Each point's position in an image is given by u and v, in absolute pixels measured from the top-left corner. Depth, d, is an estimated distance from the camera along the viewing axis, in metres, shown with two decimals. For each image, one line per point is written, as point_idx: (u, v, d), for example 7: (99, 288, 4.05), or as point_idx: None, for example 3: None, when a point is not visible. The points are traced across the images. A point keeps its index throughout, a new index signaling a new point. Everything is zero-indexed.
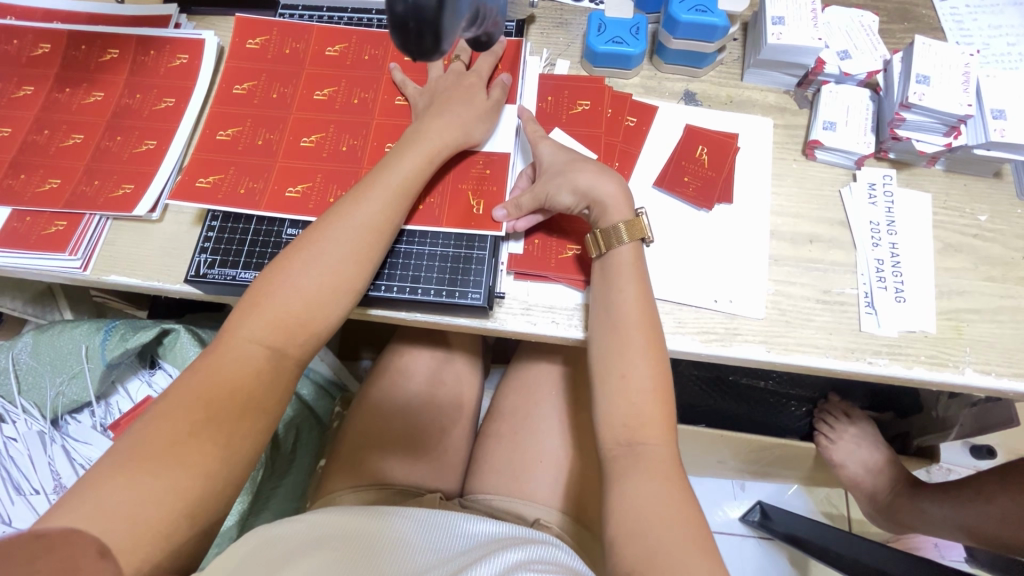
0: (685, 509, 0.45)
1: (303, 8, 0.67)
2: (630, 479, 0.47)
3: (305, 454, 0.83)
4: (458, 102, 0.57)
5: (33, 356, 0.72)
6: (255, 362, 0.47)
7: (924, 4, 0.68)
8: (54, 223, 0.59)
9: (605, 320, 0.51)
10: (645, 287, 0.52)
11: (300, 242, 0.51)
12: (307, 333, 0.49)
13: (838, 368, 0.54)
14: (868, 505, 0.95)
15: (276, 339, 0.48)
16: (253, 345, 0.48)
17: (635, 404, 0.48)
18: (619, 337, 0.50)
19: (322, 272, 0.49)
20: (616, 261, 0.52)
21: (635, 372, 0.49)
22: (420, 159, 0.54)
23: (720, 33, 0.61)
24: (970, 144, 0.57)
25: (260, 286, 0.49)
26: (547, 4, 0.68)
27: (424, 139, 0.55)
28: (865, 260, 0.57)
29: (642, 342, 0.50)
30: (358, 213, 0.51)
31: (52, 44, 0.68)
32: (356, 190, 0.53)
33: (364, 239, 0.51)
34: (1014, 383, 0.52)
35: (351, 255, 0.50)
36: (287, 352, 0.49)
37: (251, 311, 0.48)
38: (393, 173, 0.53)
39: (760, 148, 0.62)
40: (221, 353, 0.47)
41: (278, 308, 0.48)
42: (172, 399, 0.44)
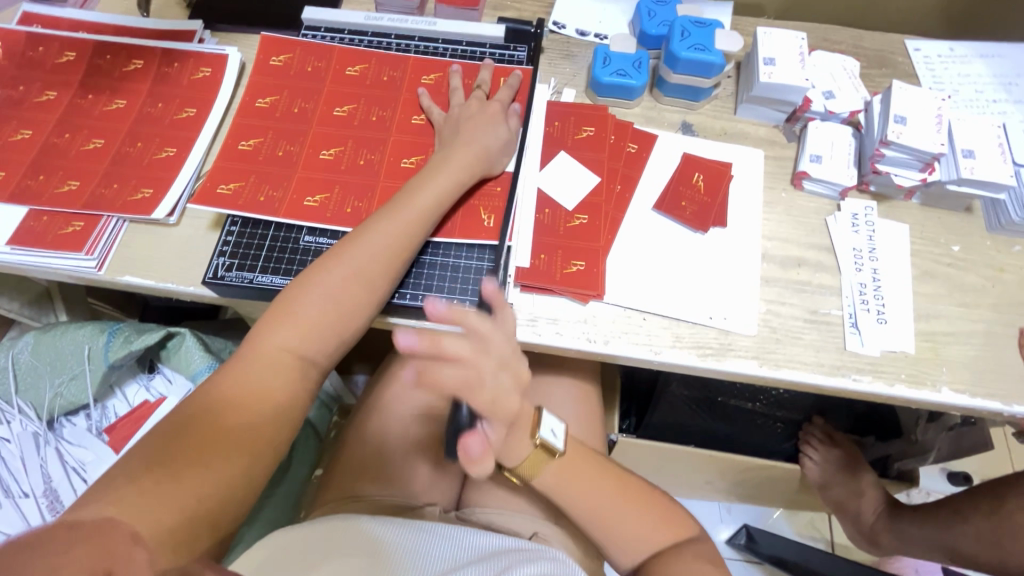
0: (664, 510, 0.59)
1: (325, 30, 0.71)
2: (620, 518, 0.57)
3: (300, 464, 0.83)
4: (474, 126, 0.61)
5: (32, 354, 0.73)
6: (287, 368, 0.50)
7: (899, 53, 0.75)
8: (72, 223, 0.60)
9: (564, 494, 0.58)
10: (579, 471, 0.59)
11: (335, 252, 0.53)
12: (335, 338, 0.52)
13: (825, 385, 0.57)
14: (851, 527, 0.98)
15: (307, 345, 0.51)
16: (285, 354, 0.50)
17: (617, 518, 0.57)
18: (574, 480, 0.58)
19: (354, 283, 0.52)
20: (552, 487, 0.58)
21: (595, 490, 0.58)
22: (443, 181, 0.57)
23: (716, 71, 0.66)
24: (944, 179, 0.62)
25: (292, 292, 0.52)
26: (555, 37, 0.73)
27: (450, 160, 0.58)
28: (849, 283, 0.61)
29: (608, 492, 0.58)
30: (388, 230, 0.54)
31: (77, 53, 0.70)
32: (385, 209, 0.55)
33: (394, 254, 0.54)
34: (987, 401, 0.56)
35: (382, 265, 0.53)
36: (317, 359, 0.51)
37: (284, 318, 0.50)
38: (421, 193, 0.56)
39: (752, 177, 0.66)
40: (253, 361, 0.49)
41: (312, 317, 0.51)
42: (204, 411, 0.46)
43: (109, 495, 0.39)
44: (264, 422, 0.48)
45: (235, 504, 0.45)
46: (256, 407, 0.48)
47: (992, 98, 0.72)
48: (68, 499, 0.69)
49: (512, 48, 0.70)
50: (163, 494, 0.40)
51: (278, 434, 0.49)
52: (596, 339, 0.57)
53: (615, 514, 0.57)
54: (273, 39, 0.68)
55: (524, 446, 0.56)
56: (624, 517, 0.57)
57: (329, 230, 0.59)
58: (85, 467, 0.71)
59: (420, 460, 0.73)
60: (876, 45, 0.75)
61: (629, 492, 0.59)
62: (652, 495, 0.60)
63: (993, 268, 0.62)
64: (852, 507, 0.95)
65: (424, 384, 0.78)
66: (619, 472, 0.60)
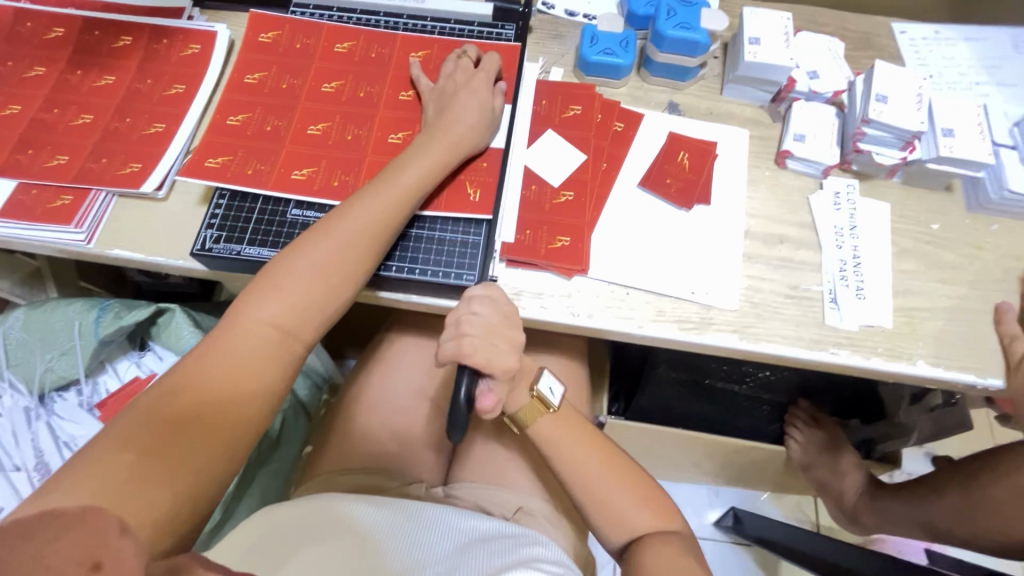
0: (649, 492, 0.58)
1: (314, 7, 0.71)
2: (606, 490, 0.58)
3: (291, 442, 0.84)
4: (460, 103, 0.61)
5: (23, 331, 0.72)
6: (268, 343, 0.50)
7: (885, 35, 0.75)
8: (61, 197, 0.61)
9: (556, 450, 0.59)
10: (574, 428, 0.60)
11: (319, 229, 0.54)
12: (318, 313, 0.52)
13: (804, 358, 0.58)
14: (835, 506, 1.00)
15: (290, 320, 0.51)
16: (268, 330, 0.50)
17: (597, 486, 0.58)
18: (565, 444, 0.59)
19: (337, 258, 0.53)
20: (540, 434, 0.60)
21: (585, 454, 0.59)
22: (428, 158, 0.58)
23: (702, 49, 0.67)
24: (923, 158, 0.63)
25: (276, 268, 0.52)
26: (543, 17, 0.74)
27: (438, 136, 0.59)
28: (830, 260, 0.62)
29: (592, 456, 0.59)
30: (370, 206, 0.54)
31: (65, 28, 0.70)
32: (370, 187, 0.56)
33: (377, 230, 0.54)
34: (962, 374, 0.57)
35: (365, 243, 0.54)
36: (300, 334, 0.51)
37: (266, 293, 0.51)
38: (405, 171, 0.57)
39: (736, 156, 0.67)
40: (232, 336, 0.49)
41: (295, 292, 0.51)
42: (182, 387, 0.46)
43: (96, 474, 0.39)
44: (247, 397, 0.48)
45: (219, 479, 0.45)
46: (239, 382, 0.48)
47: (975, 80, 0.73)
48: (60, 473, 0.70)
49: (500, 27, 0.71)
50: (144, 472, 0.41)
51: (262, 408, 0.49)
52: (580, 312, 0.58)
53: (601, 483, 0.58)
54: (262, 15, 0.68)
55: (522, 394, 0.61)
56: (610, 490, 0.58)
57: (316, 203, 0.60)
58: (76, 441, 0.72)
59: (409, 438, 0.74)
60: (862, 27, 0.75)
61: (616, 464, 0.59)
62: (642, 479, 0.59)
63: (971, 246, 0.63)
64: (834, 487, 0.98)
65: (411, 362, 0.78)
66: (610, 446, 0.61)
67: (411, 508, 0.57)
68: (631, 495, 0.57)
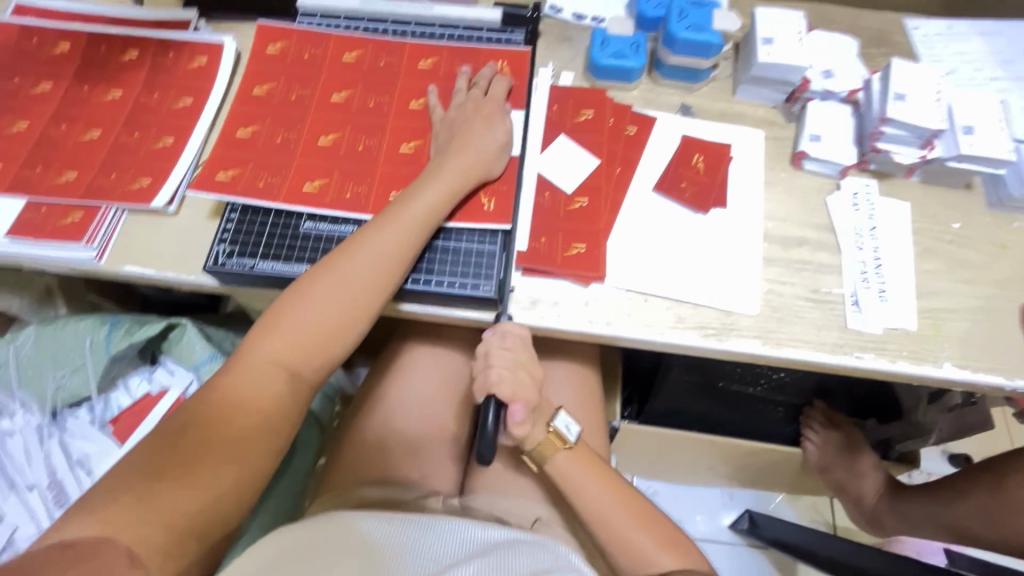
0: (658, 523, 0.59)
1: (320, 16, 0.70)
2: (609, 516, 0.58)
3: (305, 454, 0.83)
4: (475, 114, 0.61)
5: (34, 348, 0.72)
6: (273, 382, 0.49)
7: (898, 32, 0.74)
8: (70, 214, 0.60)
9: (571, 486, 0.59)
10: (596, 465, 0.61)
11: (337, 253, 0.53)
12: (324, 354, 0.52)
13: (827, 362, 0.57)
14: (854, 509, 0.99)
15: (303, 350, 0.51)
16: (280, 361, 0.50)
17: (620, 529, 0.57)
18: (585, 483, 0.59)
19: (344, 296, 0.52)
20: (559, 470, 0.60)
21: (599, 487, 0.59)
22: (438, 187, 0.57)
23: (714, 51, 0.66)
24: (943, 156, 0.62)
25: (293, 295, 0.52)
26: (551, 21, 0.73)
27: (461, 151, 0.58)
28: (850, 262, 0.61)
29: (613, 497, 0.59)
30: (389, 231, 0.54)
31: (71, 44, 0.69)
32: (389, 209, 0.55)
33: (394, 253, 0.54)
34: (988, 376, 0.56)
35: (382, 269, 0.53)
36: (305, 374, 0.51)
37: (273, 332, 0.50)
38: (414, 202, 0.55)
39: (751, 158, 0.66)
40: (245, 369, 0.49)
41: (301, 333, 0.51)
42: (193, 423, 0.46)
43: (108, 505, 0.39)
44: (251, 438, 0.47)
45: (234, 502, 0.45)
46: (253, 413, 0.48)
47: (991, 75, 0.72)
48: (73, 489, 0.69)
49: (508, 32, 0.70)
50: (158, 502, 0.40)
51: (264, 450, 0.48)
52: (597, 320, 0.57)
53: (618, 521, 0.58)
54: (270, 26, 0.68)
55: (539, 431, 0.59)
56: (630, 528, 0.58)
57: (330, 215, 0.59)
58: (90, 460, 0.71)
59: (423, 451, 0.73)
60: (875, 24, 0.75)
61: (626, 497, 0.60)
62: (650, 513, 0.60)
63: (993, 244, 0.62)
64: (853, 489, 0.96)
65: (426, 376, 0.77)
66: (628, 489, 0.61)
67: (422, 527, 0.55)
68: (643, 528, 0.58)
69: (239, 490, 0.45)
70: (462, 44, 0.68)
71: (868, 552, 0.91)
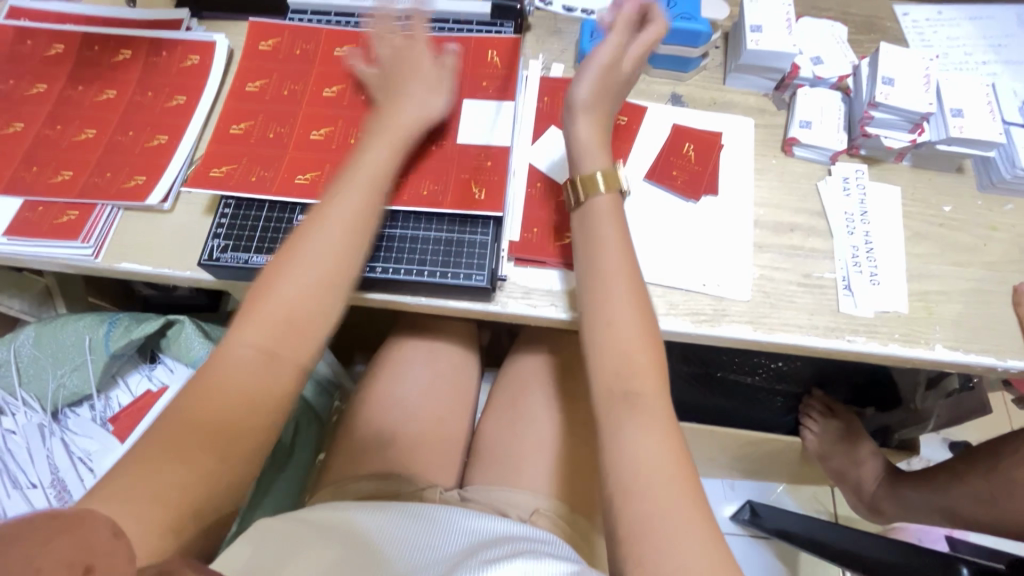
0: (692, 487, 0.47)
1: (311, 13, 0.71)
2: (623, 425, 0.49)
3: (304, 449, 0.84)
4: (422, 77, 0.62)
5: (35, 346, 0.72)
6: (257, 367, 0.48)
7: (888, 18, 0.75)
8: (66, 213, 0.61)
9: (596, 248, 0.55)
10: (626, 234, 0.56)
11: (296, 234, 0.52)
12: (303, 333, 0.50)
13: (819, 346, 0.57)
14: (854, 497, 0.98)
15: (278, 333, 0.49)
16: (259, 347, 0.48)
17: (617, 328, 0.52)
18: (621, 352, 0.52)
19: (312, 269, 0.51)
20: (594, 210, 0.56)
21: (640, 376, 0.51)
22: (379, 153, 0.57)
23: (704, 39, 0.66)
24: (932, 139, 0.62)
25: (262, 283, 0.50)
26: (542, 14, 0.74)
27: (394, 116, 0.58)
28: (841, 246, 0.61)
29: (622, 292, 0.53)
30: (343, 201, 0.53)
31: (66, 45, 0.70)
32: (338, 182, 0.55)
33: (354, 222, 0.53)
34: (981, 357, 0.56)
35: (341, 238, 0.52)
36: (285, 356, 0.49)
37: (249, 316, 0.49)
38: (359, 169, 0.55)
39: (742, 146, 0.66)
40: (223, 359, 0.48)
41: (275, 313, 0.49)
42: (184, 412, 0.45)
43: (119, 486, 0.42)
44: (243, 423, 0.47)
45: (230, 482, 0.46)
46: (242, 400, 0.47)
47: (981, 59, 0.72)
48: (75, 488, 0.70)
49: (499, 25, 0.70)
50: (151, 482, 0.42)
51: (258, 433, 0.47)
52: None
53: (620, 310, 0.52)
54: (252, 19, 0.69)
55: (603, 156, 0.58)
56: (622, 316, 0.52)
57: None
58: (91, 457, 0.72)
59: (420, 443, 0.73)
60: (864, 11, 0.75)
61: (663, 425, 0.49)
62: (688, 465, 0.48)
63: (984, 227, 0.63)
64: (852, 476, 0.96)
65: (421, 370, 0.78)
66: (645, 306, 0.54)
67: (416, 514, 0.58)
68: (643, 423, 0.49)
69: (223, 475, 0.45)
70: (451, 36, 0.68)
71: (867, 539, 0.91)
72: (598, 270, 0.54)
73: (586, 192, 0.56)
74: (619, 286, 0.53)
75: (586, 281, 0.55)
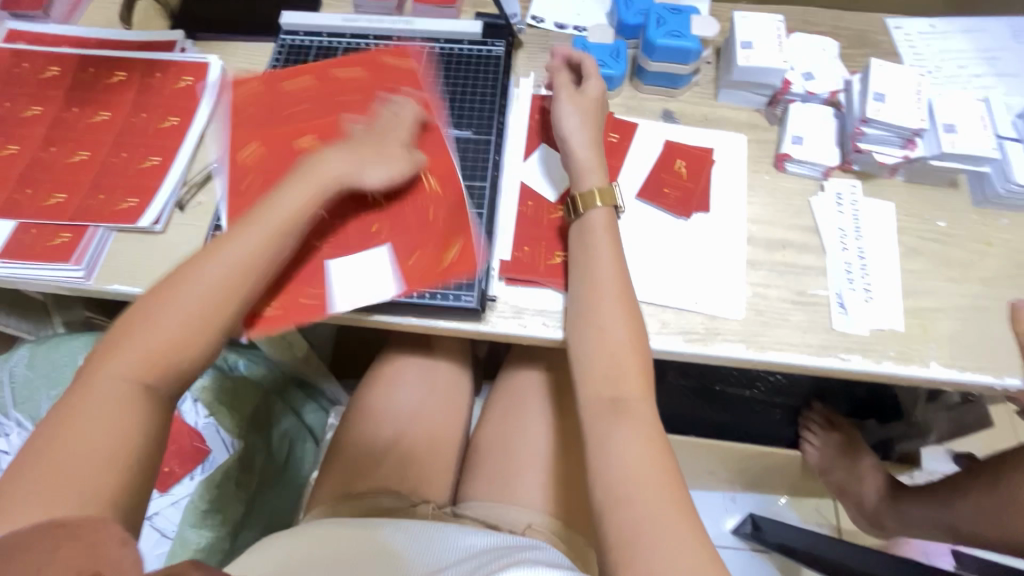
0: (681, 494, 0.47)
1: (303, 34, 0.72)
2: (610, 433, 0.50)
3: (296, 468, 0.83)
4: (382, 138, 0.60)
5: (29, 367, 0.73)
6: (122, 398, 0.45)
7: (879, 32, 0.74)
8: (60, 235, 0.61)
9: (585, 254, 0.56)
10: (617, 245, 0.57)
11: (180, 271, 0.50)
12: (179, 365, 0.47)
13: (813, 365, 0.56)
14: (855, 511, 0.97)
15: (145, 370, 0.46)
16: (122, 380, 0.45)
17: (607, 333, 0.53)
18: (611, 357, 0.52)
19: (197, 306, 0.48)
20: (590, 225, 0.57)
21: (626, 382, 0.52)
22: (297, 194, 0.54)
23: (694, 57, 0.66)
24: (925, 155, 0.62)
25: (131, 319, 0.48)
26: (534, 31, 0.74)
27: (317, 171, 0.56)
28: (835, 263, 0.60)
29: (614, 298, 0.54)
30: (239, 241, 0.51)
31: (61, 67, 0.71)
32: (240, 224, 0.53)
33: (247, 263, 0.51)
34: (978, 375, 0.56)
35: (223, 275, 0.50)
36: (160, 394, 0.47)
37: (115, 353, 0.46)
38: (275, 207, 0.53)
39: (734, 162, 0.66)
40: (86, 391, 0.44)
41: (146, 350, 0.46)
42: (51, 450, 0.41)
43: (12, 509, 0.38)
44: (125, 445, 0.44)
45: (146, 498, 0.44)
46: (120, 427, 0.44)
47: (974, 72, 0.72)
48: None
49: (490, 44, 0.71)
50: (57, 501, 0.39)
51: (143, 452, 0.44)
52: None
53: (609, 313, 0.53)
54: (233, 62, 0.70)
55: (598, 175, 0.59)
56: (614, 323, 0.53)
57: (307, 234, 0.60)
58: None
59: (413, 461, 0.73)
60: (856, 25, 0.75)
61: (649, 433, 0.50)
62: (675, 473, 0.48)
63: (980, 242, 0.62)
64: (853, 491, 0.94)
65: (414, 386, 0.78)
66: (637, 317, 0.54)
67: (410, 523, 0.60)
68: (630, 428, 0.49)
69: (133, 492, 0.43)
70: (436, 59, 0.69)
71: (870, 555, 0.90)
72: (591, 279, 0.55)
73: (585, 207, 0.57)
74: (609, 293, 0.54)
75: (579, 291, 0.55)
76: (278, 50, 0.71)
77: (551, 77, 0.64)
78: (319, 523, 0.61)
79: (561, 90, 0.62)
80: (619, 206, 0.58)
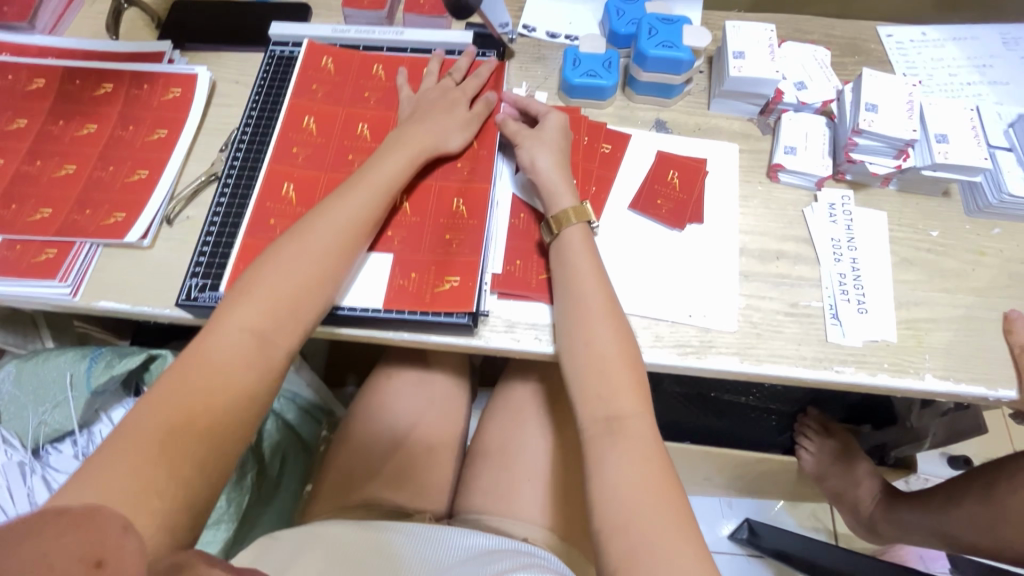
0: (679, 510, 0.46)
1: (292, 44, 0.72)
2: (606, 453, 0.50)
3: (291, 481, 0.83)
4: (450, 103, 0.65)
5: (15, 384, 0.72)
6: (245, 348, 0.48)
7: (871, 40, 0.75)
8: (45, 251, 0.60)
9: (570, 268, 0.56)
10: (598, 260, 0.57)
11: (295, 229, 0.54)
12: (295, 320, 0.51)
13: (808, 377, 0.56)
14: (851, 517, 0.97)
15: (263, 323, 0.49)
16: (243, 332, 0.49)
17: (596, 348, 0.53)
18: (602, 374, 0.52)
19: (314, 262, 0.52)
20: (568, 243, 0.57)
21: (620, 400, 0.51)
22: (398, 158, 0.60)
23: (686, 66, 0.66)
24: (919, 165, 0.62)
25: (252, 273, 0.52)
26: (525, 40, 0.74)
27: (406, 140, 0.61)
28: (829, 274, 0.60)
29: (603, 313, 0.54)
30: (348, 205, 0.55)
31: (46, 79, 0.70)
32: (344, 186, 0.57)
33: (356, 227, 0.55)
34: (972, 386, 0.55)
35: (334, 240, 0.54)
36: (276, 342, 0.50)
37: (240, 300, 0.50)
38: (375, 171, 0.58)
39: (727, 172, 0.66)
40: (209, 343, 0.48)
41: (268, 296, 0.50)
42: (169, 404, 0.44)
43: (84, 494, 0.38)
44: (230, 405, 0.46)
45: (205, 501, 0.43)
46: (229, 379, 0.47)
47: (966, 80, 0.72)
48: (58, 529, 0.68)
49: (481, 53, 0.72)
50: (139, 478, 0.40)
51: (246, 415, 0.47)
52: None
53: (597, 329, 0.53)
54: (325, 45, 0.71)
55: (569, 197, 0.59)
56: (602, 339, 0.53)
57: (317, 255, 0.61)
58: None
59: (406, 474, 0.72)
60: (848, 33, 0.75)
61: (646, 452, 0.49)
62: (674, 488, 0.48)
63: (972, 251, 0.62)
64: (849, 497, 0.94)
65: (406, 398, 0.77)
66: (626, 330, 0.54)
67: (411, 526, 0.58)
68: (625, 447, 0.49)
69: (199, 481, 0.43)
70: (424, 64, 0.70)
71: (869, 562, 0.89)
72: (578, 294, 0.55)
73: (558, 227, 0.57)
74: (597, 308, 0.54)
75: (565, 306, 0.55)
76: (268, 60, 0.71)
77: (501, 129, 0.64)
78: (314, 526, 0.60)
79: (517, 133, 0.63)
80: (593, 221, 0.59)
